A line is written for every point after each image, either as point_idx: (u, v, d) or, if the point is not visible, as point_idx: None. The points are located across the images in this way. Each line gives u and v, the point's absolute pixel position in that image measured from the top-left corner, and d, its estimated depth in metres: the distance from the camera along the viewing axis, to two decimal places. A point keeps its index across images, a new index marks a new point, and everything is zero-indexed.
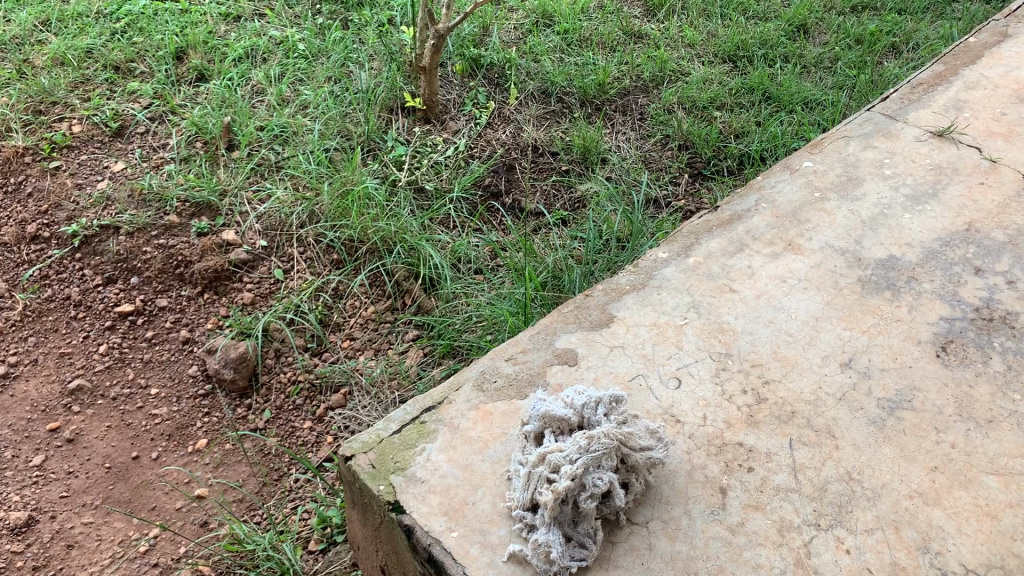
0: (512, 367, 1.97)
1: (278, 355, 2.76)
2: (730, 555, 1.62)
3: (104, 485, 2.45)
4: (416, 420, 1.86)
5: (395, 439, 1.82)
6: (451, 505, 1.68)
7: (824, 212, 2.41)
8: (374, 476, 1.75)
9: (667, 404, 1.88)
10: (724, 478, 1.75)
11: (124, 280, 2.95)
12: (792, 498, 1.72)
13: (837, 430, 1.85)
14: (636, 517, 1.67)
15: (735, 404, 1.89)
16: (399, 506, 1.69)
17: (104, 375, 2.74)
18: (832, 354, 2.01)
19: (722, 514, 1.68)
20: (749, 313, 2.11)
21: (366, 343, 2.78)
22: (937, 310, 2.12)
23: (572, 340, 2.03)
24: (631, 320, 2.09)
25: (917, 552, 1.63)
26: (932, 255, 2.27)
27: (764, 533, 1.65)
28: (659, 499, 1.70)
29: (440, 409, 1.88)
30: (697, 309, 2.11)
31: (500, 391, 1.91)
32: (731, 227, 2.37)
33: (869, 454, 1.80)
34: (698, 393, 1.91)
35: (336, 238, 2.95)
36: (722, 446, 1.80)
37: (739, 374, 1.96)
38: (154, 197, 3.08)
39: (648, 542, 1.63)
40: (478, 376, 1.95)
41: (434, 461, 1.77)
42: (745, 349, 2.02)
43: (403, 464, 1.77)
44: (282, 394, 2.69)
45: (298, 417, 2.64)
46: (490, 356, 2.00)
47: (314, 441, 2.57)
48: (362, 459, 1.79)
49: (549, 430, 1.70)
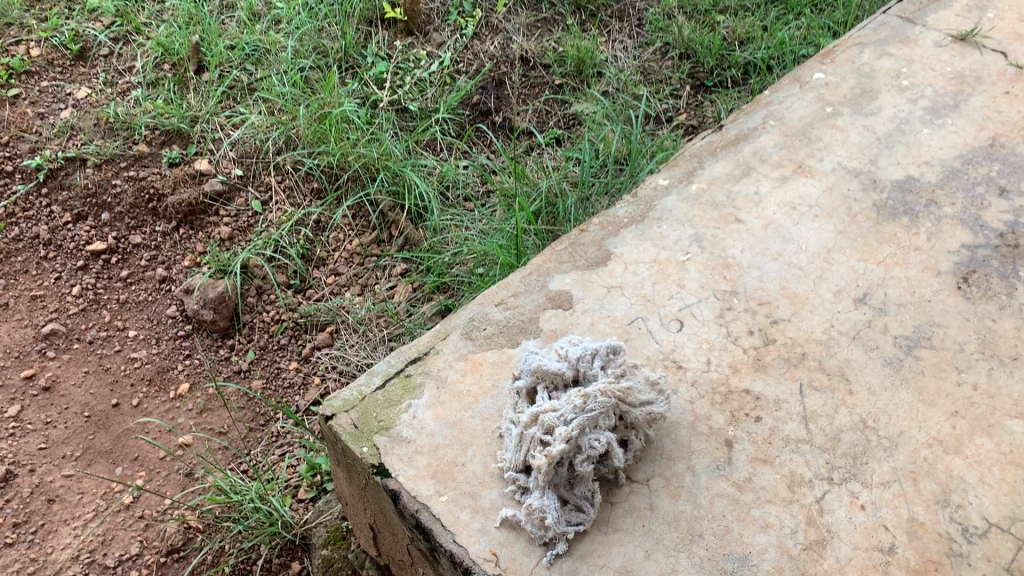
0: (503, 313, 1.83)
1: (259, 294, 2.62)
2: (736, 514, 1.53)
3: (84, 435, 2.36)
4: (400, 373, 1.73)
5: (378, 395, 1.70)
6: (440, 467, 1.58)
7: (837, 128, 2.23)
8: (356, 437, 1.63)
9: (668, 348, 1.76)
10: (730, 429, 1.64)
11: (94, 217, 2.78)
12: (803, 449, 1.61)
13: (852, 373, 1.73)
14: (636, 474, 1.57)
15: (742, 347, 1.77)
16: (384, 469, 1.58)
17: (80, 318, 2.61)
18: (845, 289, 1.87)
19: (728, 469, 1.58)
20: (757, 245, 1.96)
21: (352, 279, 2.65)
22: (959, 237, 1.97)
23: (567, 281, 1.89)
24: (630, 257, 1.94)
25: (937, 506, 1.54)
26: (953, 174, 2.11)
27: (773, 489, 1.56)
28: (661, 454, 1.60)
29: (426, 361, 1.75)
30: (700, 243, 1.97)
31: (490, 340, 1.78)
32: (737, 149, 2.20)
33: (885, 399, 1.69)
34: (701, 335, 1.78)
35: (314, 166, 2.78)
36: (728, 393, 1.69)
37: (745, 314, 1.83)
38: (121, 126, 2.88)
39: (649, 502, 1.54)
40: (466, 323, 1.82)
41: (421, 418, 1.65)
42: (752, 286, 1.88)
43: (387, 423, 1.65)
44: (265, 334, 2.56)
45: (283, 358, 2.52)
46: (479, 300, 1.86)
47: (301, 384, 2.46)
48: (344, 418, 1.66)
49: (542, 385, 1.58)
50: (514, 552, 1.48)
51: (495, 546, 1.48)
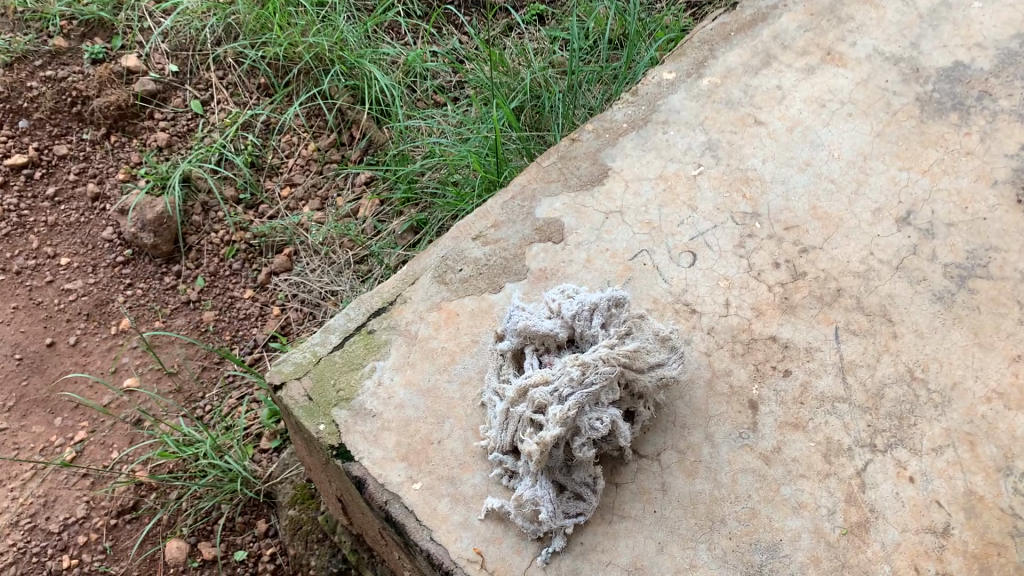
0: (482, 249, 1.54)
1: (206, 210, 2.31)
2: (763, 493, 1.30)
3: (16, 381, 2.06)
4: (361, 329, 1.45)
5: (336, 356, 1.42)
6: (412, 446, 1.33)
7: (871, 3, 1.88)
8: (311, 412, 1.36)
9: (679, 288, 1.49)
10: (753, 387, 1.39)
11: (10, 123, 2.39)
12: (840, 410, 1.36)
13: (895, 312, 1.46)
14: (644, 447, 1.33)
15: (765, 284, 1.50)
16: (345, 451, 1.33)
17: (3, 245, 2.25)
18: (884, 206, 1.58)
19: (752, 438, 1.34)
20: (780, 154, 1.66)
21: (310, 190, 2.34)
22: (1018, 137, 1.66)
23: (557, 206, 1.59)
24: (631, 173, 1.64)
25: (998, 475, 1.31)
26: (1010, 59, 1.78)
27: (807, 461, 1.32)
28: (673, 422, 1.35)
29: (392, 313, 1.46)
30: (714, 152, 1.66)
31: (468, 284, 1.50)
32: (754, 32, 1.84)
33: (935, 343, 1.43)
34: (717, 270, 1.51)
35: (259, 59, 2.43)
36: (750, 342, 1.43)
37: (768, 242, 1.54)
38: (32, 16, 2.50)
39: (660, 482, 1.30)
40: (438, 263, 1.53)
41: (388, 385, 1.39)
42: (776, 206, 1.59)
43: (348, 393, 1.38)
44: (215, 258, 2.26)
45: (237, 285, 2.23)
46: (453, 234, 1.57)
47: (258, 315, 2.18)
48: (295, 388, 1.39)
49: (530, 348, 1.33)
50: (503, 551, 1.24)
51: (481, 544, 1.24)
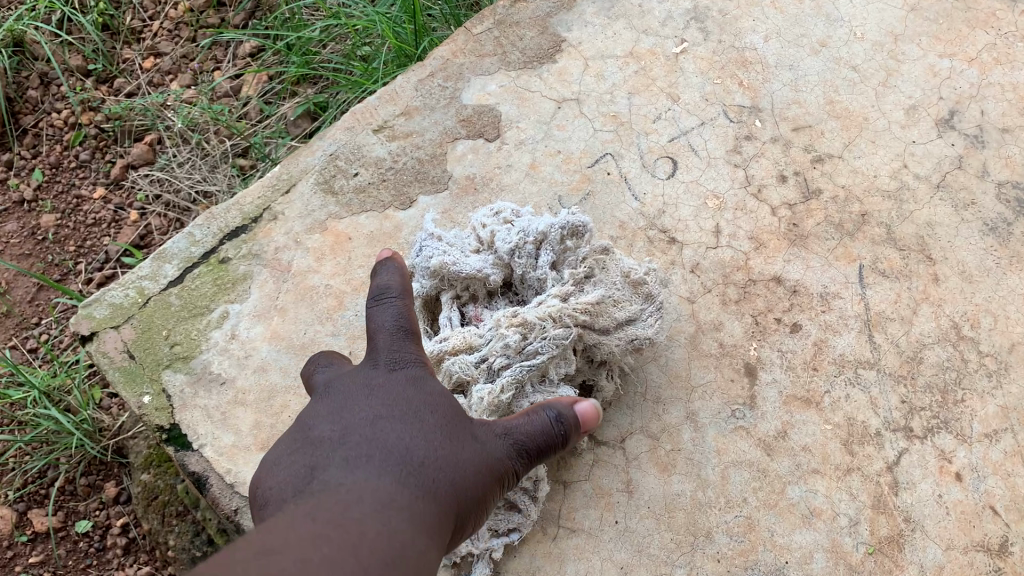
0: (386, 146, 1.13)
1: (46, 84, 1.81)
2: (763, 496, 0.94)
3: None
4: (211, 257, 1.05)
5: (173, 297, 1.02)
6: (276, 430, 0.94)
7: None
8: (132, 378, 0.97)
9: (652, 209, 1.10)
10: (751, 346, 1.02)
11: None
12: (866, 379, 1.00)
13: (934, 245, 1.09)
14: (604, 432, 0.98)
15: (769, 206, 1.11)
16: (179, 435, 0.94)
17: None
18: (919, 102, 1.20)
19: (748, 418, 0.98)
20: (787, 30, 1.26)
21: (180, 63, 1.84)
22: None
23: (490, 89, 1.19)
24: (591, 48, 1.23)
25: None
26: None
27: (821, 450, 0.97)
28: (642, 397, 1.00)
29: (256, 236, 1.06)
30: (700, 24, 1.25)
31: (365, 195, 1.09)
32: None
33: (987, 288, 1.07)
34: (704, 185, 1.13)
35: None
36: (747, 285, 1.06)
37: (772, 147, 1.16)
38: None
39: (624, 480, 0.95)
40: (325, 163, 1.12)
41: (246, 340, 0.99)
42: (781, 98, 1.20)
43: (186, 350, 0.98)
44: (58, 147, 1.75)
45: (84, 182, 1.72)
46: (347, 124, 1.15)
47: (111, 221, 1.67)
48: (111, 340, 0.98)
49: (448, 295, 0.94)
50: None
51: None
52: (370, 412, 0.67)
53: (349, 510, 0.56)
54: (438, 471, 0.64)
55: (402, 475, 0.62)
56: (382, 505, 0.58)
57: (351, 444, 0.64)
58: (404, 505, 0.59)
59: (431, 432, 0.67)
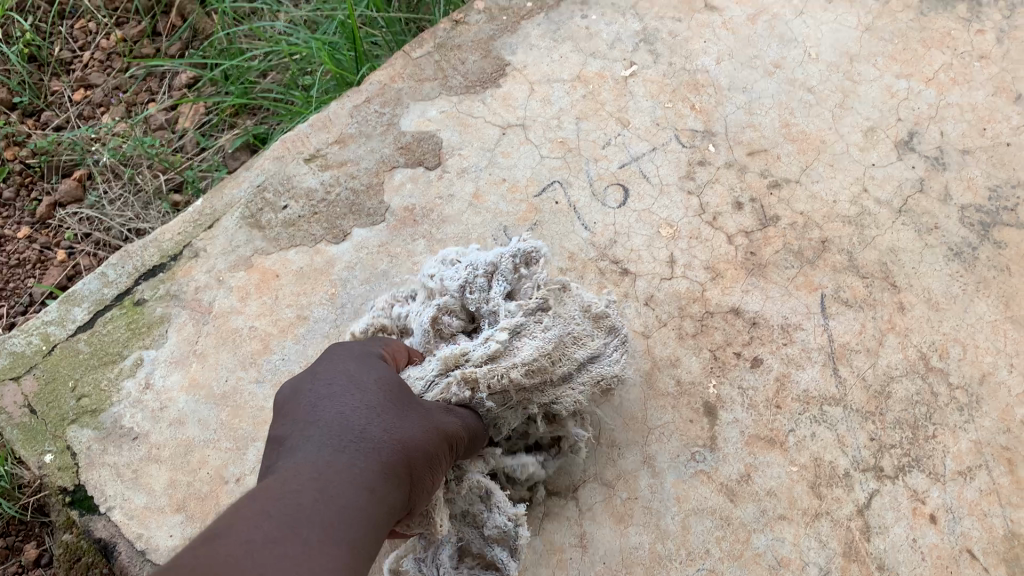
0: (317, 178, 1.06)
1: None
2: (725, 546, 0.87)
3: None
4: (126, 299, 0.98)
5: (83, 344, 0.94)
6: (193, 489, 0.86)
7: None
8: (34, 434, 0.90)
9: (603, 238, 1.04)
10: (709, 383, 0.96)
11: None
12: (833, 417, 0.94)
13: (898, 272, 1.04)
14: (555, 481, 0.92)
15: (724, 233, 1.06)
16: (82, 498, 0.87)
17: None
18: (877, 124, 1.16)
19: (708, 461, 0.92)
20: (739, 51, 1.21)
21: (111, 94, 1.75)
22: None
23: (431, 115, 1.12)
24: (536, 71, 1.17)
25: None
26: None
27: (788, 494, 0.90)
28: (594, 442, 0.93)
29: (176, 277, 0.99)
30: (650, 45, 1.20)
31: (296, 230, 1.02)
32: None
33: (955, 316, 1.01)
34: (657, 213, 1.07)
35: None
36: (704, 318, 1.00)
37: (727, 172, 1.10)
38: None
39: (575, 534, 0.89)
40: (252, 196, 1.05)
41: (161, 389, 0.92)
42: (734, 122, 1.15)
43: (95, 403, 0.91)
44: None
45: (7, 222, 1.61)
46: (276, 154, 1.08)
47: (36, 262, 1.56)
48: (10, 394, 0.92)
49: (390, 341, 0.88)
50: None
51: None
52: (314, 395, 0.62)
53: (300, 480, 0.50)
54: (383, 427, 0.60)
55: (350, 434, 0.57)
56: (344, 460, 0.54)
57: (302, 426, 0.58)
58: (361, 460, 0.54)
59: (368, 397, 0.62)
